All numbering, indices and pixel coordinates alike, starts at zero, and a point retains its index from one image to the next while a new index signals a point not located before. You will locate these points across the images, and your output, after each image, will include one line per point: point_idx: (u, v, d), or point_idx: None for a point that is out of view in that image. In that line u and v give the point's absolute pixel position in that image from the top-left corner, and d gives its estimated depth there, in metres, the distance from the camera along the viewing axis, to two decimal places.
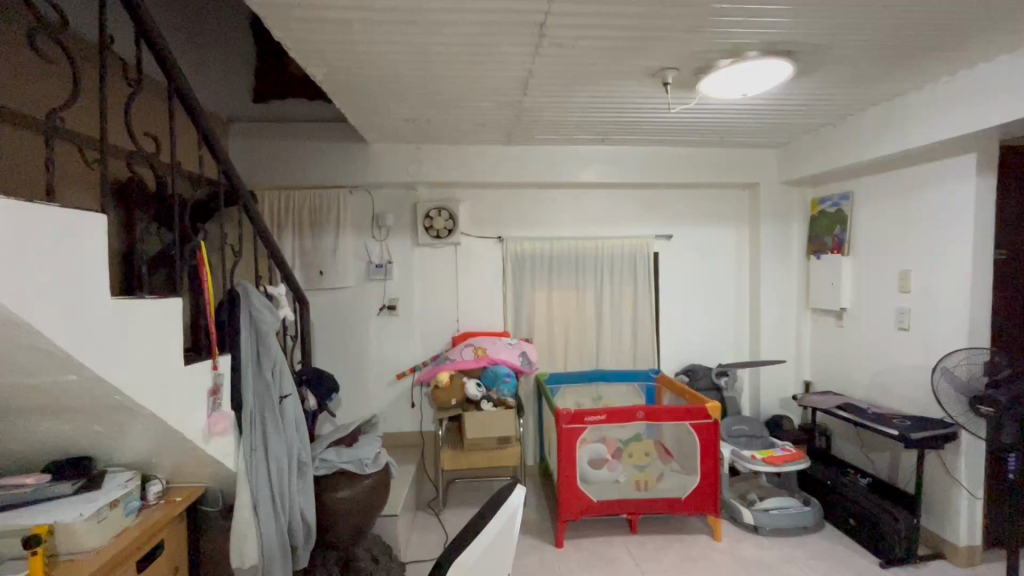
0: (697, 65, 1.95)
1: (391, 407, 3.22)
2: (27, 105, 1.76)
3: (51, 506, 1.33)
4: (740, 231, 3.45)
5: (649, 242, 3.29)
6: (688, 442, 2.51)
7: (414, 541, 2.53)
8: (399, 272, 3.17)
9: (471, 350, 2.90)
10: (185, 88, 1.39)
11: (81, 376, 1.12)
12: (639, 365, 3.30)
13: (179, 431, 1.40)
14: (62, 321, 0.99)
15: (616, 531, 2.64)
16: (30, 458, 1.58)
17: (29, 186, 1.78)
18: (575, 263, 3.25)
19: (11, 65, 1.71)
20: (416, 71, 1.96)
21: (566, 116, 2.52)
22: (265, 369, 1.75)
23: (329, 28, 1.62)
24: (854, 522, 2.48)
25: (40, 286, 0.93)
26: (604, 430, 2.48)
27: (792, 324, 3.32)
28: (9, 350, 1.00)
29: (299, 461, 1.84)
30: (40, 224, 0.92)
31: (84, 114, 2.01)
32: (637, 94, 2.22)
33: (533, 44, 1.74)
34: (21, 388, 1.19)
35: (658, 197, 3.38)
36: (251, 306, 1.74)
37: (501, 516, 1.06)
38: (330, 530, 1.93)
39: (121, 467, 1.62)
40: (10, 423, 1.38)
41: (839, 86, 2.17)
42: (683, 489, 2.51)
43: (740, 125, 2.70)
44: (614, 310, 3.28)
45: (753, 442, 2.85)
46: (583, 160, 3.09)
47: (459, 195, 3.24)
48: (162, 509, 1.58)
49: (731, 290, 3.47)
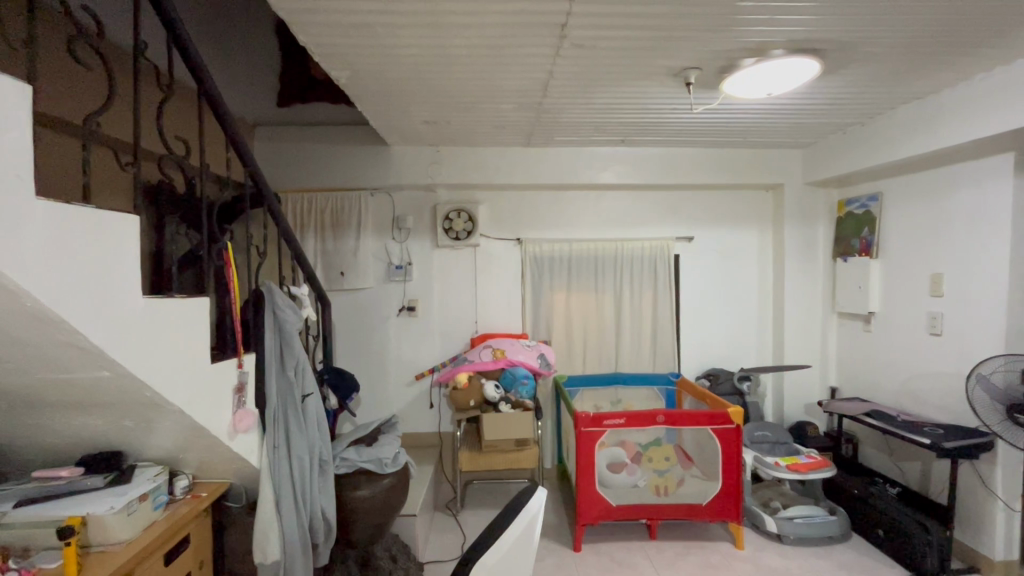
0: (720, 65, 1.92)
1: (410, 407, 3.24)
2: (64, 109, 1.82)
3: (83, 499, 1.38)
4: (764, 233, 3.39)
5: (670, 243, 3.25)
6: (710, 447, 2.47)
7: (431, 541, 2.54)
8: (419, 273, 3.20)
9: (490, 350, 2.91)
10: (214, 92, 1.42)
11: (113, 373, 1.15)
12: (659, 368, 3.26)
13: (205, 428, 1.44)
14: (96, 320, 1.02)
15: (634, 536, 2.61)
16: (63, 451, 1.63)
17: (65, 187, 1.84)
18: (594, 263, 3.24)
19: (52, 72, 1.78)
20: (438, 74, 1.97)
21: (586, 117, 2.51)
22: (288, 367, 1.78)
23: (352, 32, 1.64)
24: (883, 533, 2.40)
25: (76, 286, 0.97)
26: (623, 434, 2.46)
27: (816, 328, 3.25)
28: (45, 345, 1.04)
29: (320, 460, 1.86)
30: (76, 222, 0.96)
31: (118, 118, 2.07)
32: (658, 94, 2.20)
33: (554, 45, 1.74)
34: (55, 384, 1.23)
35: (680, 198, 3.34)
36: (275, 306, 1.77)
37: (523, 517, 1.05)
38: (350, 529, 1.94)
39: (148, 462, 1.66)
40: (45, 417, 1.43)
41: (868, 83, 2.11)
42: (704, 495, 2.47)
43: (763, 126, 2.66)
44: (633, 312, 3.25)
45: (776, 449, 2.79)
46: (602, 160, 3.07)
47: (478, 196, 3.25)
48: (188, 504, 1.61)
49: (754, 293, 3.40)
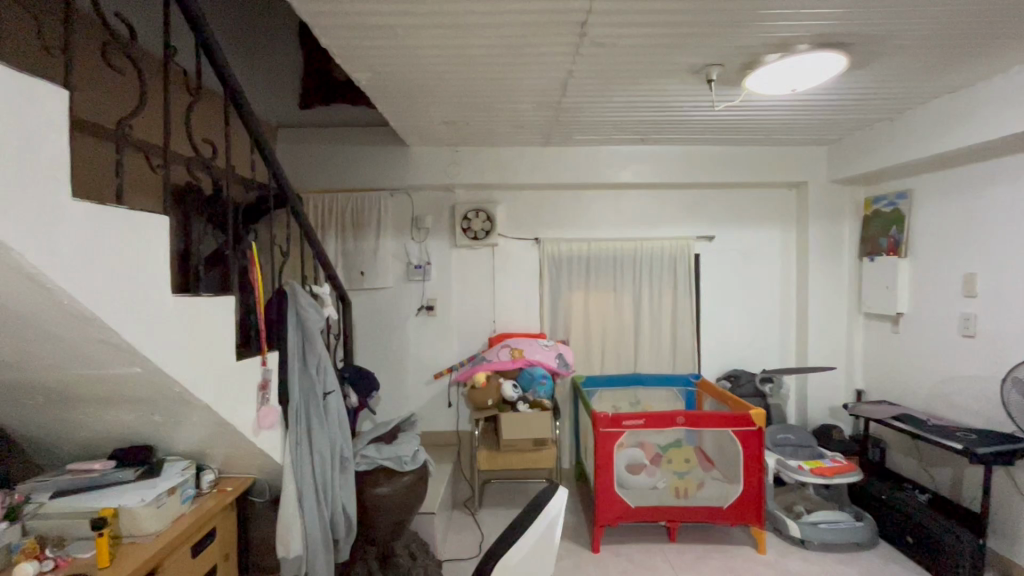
0: (742, 61, 1.89)
1: (429, 406, 3.26)
2: (98, 113, 1.88)
3: (115, 492, 1.42)
4: (787, 232, 3.33)
5: (690, 243, 3.21)
6: (731, 450, 2.44)
7: (450, 539, 2.56)
8: (437, 273, 3.22)
9: (507, 350, 2.92)
10: (240, 95, 1.45)
11: (144, 369, 1.19)
12: (679, 369, 3.23)
13: (231, 424, 1.47)
14: (128, 317, 1.05)
15: (654, 538, 2.58)
16: (96, 446, 1.68)
17: (99, 189, 1.89)
18: (613, 263, 3.21)
19: (88, 78, 1.85)
20: (457, 74, 1.98)
21: (605, 116, 2.49)
22: (310, 365, 1.81)
23: (374, 34, 1.66)
24: (912, 540, 2.34)
25: (109, 284, 0.99)
26: (642, 435, 2.47)
27: (842, 329, 3.18)
28: (80, 341, 1.08)
29: (341, 457, 1.88)
30: (110, 223, 0.99)
31: (149, 122, 2.13)
32: (679, 92, 2.17)
33: (573, 43, 1.74)
34: (89, 379, 1.27)
35: (700, 197, 3.30)
36: (298, 305, 1.80)
37: (542, 520, 1.04)
38: (370, 525, 1.96)
39: (176, 456, 1.70)
40: (80, 412, 1.48)
41: (898, 78, 2.06)
42: (726, 498, 2.43)
43: (787, 122, 2.60)
44: (652, 312, 3.22)
45: (799, 452, 2.74)
46: (621, 159, 3.05)
47: (497, 196, 3.26)
48: (214, 497, 1.65)
49: (777, 293, 3.34)
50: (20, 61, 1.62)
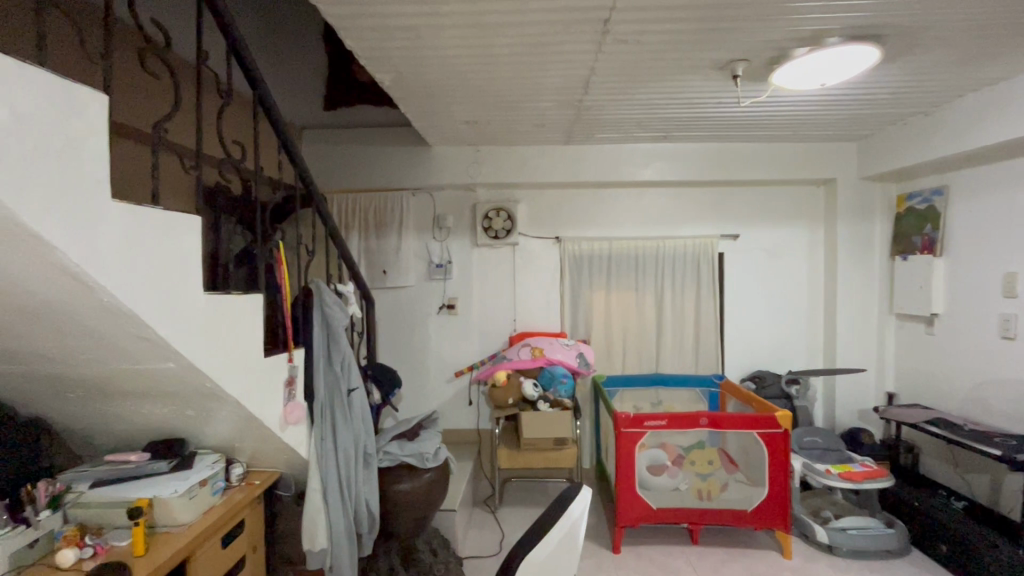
0: (770, 56, 1.85)
1: (450, 403, 3.28)
2: (135, 117, 1.95)
3: (150, 482, 1.47)
4: (814, 231, 3.25)
5: (714, 242, 3.16)
6: (755, 453, 2.39)
7: (471, 536, 2.57)
8: (459, 272, 3.24)
9: (528, 349, 2.92)
10: (268, 98, 1.48)
11: (178, 364, 1.22)
12: (702, 369, 3.18)
13: (259, 419, 1.51)
14: (164, 314, 1.09)
15: (676, 540, 2.55)
16: (132, 438, 1.74)
17: (137, 190, 1.96)
18: (635, 262, 3.19)
19: (127, 82, 1.92)
20: (480, 74, 1.99)
21: (628, 113, 2.47)
22: (335, 362, 1.84)
23: (398, 35, 1.67)
24: (947, 548, 2.26)
25: (146, 282, 1.03)
26: (663, 437, 2.41)
27: (872, 330, 3.09)
28: (119, 337, 1.12)
29: (364, 452, 1.91)
30: (144, 222, 1.02)
31: (183, 124, 2.19)
32: (704, 88, 2.14)
33: (596, 41, 1.73)
34: (125, 373, 1.31)
35: (725, 195, 3.24)
36: (323, 303, 1.83)
37: (564, 521, 1.03)
38: (392, 521, 1.99)
39: (207, 449, 1.74)
40: (118, 405, 1.53)
41: (934, 70, 1.98)
42: (750, 501, 2.39)
43: (816, 118, 2.54)
44: (675, 312, 3.18)
45: (827, 456, 2.67)
46: (643, 157, 3.02)
47: (518, 195, 3.26)
48: (243, 490, 1.69)
49: (804, 293, 3.26)
50: (64, 67, 1.69)
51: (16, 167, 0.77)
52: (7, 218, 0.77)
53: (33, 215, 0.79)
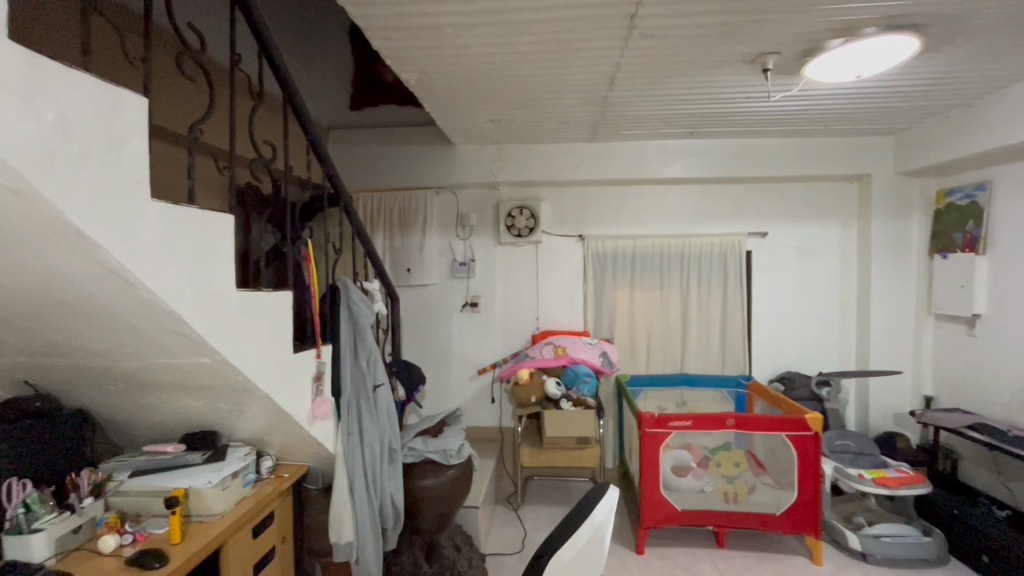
0: (802, 48, 1.80)
1: (473, 401, 3.30)
2: (173, 120, 2.01)
3: (185, 474, 1.52)
4: (847, 228, 3.15)
5: (742, 240, 3.10)
6: (784, 455, 2.33)
7: (493, 533, 2.58)
8: (482, 270, 3.25)
9: (551, 348, 2.91)
10: (298, 99, 1.51)
11: (212, 359, 1.26)
12: (728, 370, 3.12)
13: (288, 414, 1.54)
14: (199, 310, 1.12)
15: (701, 543, 2.51)
16: (168, 430, 1.79)
17: (174, 190, 2.03)
18: (660, 260, 3.14)
19: (165, 85, 1.98)
20: (504, 71, 1.99)
21: (653, 109, 2.43)
22: (361, 359, 1.87)
23: (424, 34, 1.69)
24: (988, 559, 2.16)
25: (182, 279, 1.06)
26: (688, 437, 2.37)
27: (908, 330, 2.99)
28: (157, 332, 1.16)
29: (390, 448, 1.94)
30: (182, 220, 1.05)
31: (217, 125, 2.26)
32: (733, 83, 2.10)
33: (622, 37, 1.71)
34: (163, 367, 1.36)
35: (753, 192, 3.17)
36: (349, 301, 1.86)
37: (588, 528, 1.01)
38: (417, 516, 2.02)
39: (239, 442, 1.79)
40: (155, 397, 1.59)
41: (977, 60, 1.90)
42: (778, 505, 2.34)
43: (849, 112, 2.46)
44: (701, 311, 3.13)
45: (859, 460, 2.60)
46: (668, 154, 2.97)
47: (541, 193, 3.25)
48: (273, 482, 1.73)
49: (836, 292, 3.17)
50: (106, 72, 1.75)
51: (66, 170, 0.80)
52: (57, 217, 0.81)
53: (80, 216, 0.82)
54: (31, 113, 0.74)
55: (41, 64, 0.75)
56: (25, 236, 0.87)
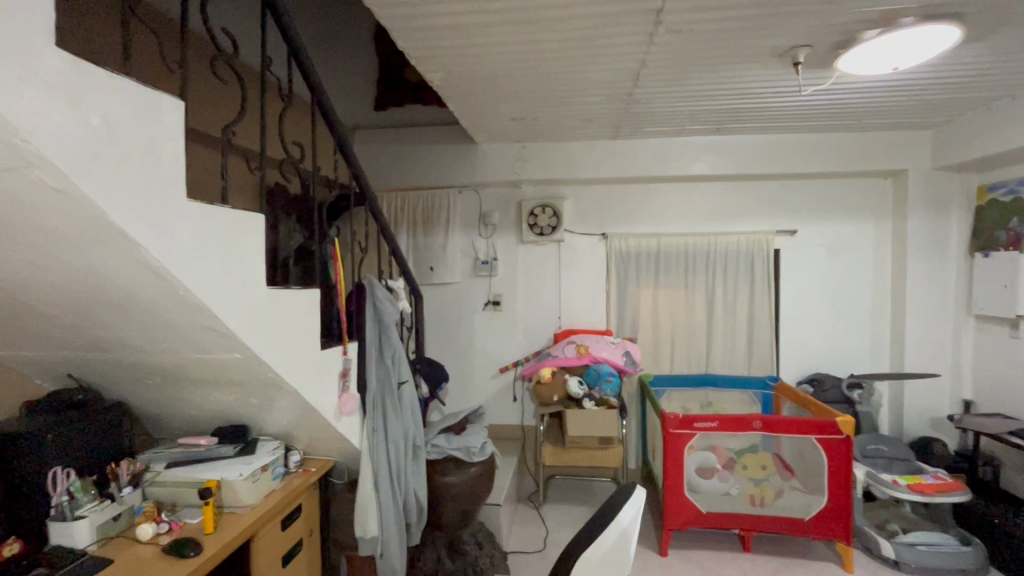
0: (835, 40, 1.75)
1: (495, 399, 3.31)
2: (206, 121, 2.07)
3: (216, 466, 1.57)
4: (881, 225, 3.05)
5: (770, 238, 3.03)
6: (813, 459, 2.28)
7: (515, 531, 2.59)
8: (504, 268, 3.26)
9: (573, 347, 2.90)
10: (326, 101, 1.53)
11: (243, 355, 1.30)
12: (755, 370, 3.06)
13: (316, 409, 1.58)
14: (231, 307, 1.15)
15: (727, 547, 2.47)
16: (200, 423, 1.85)
17: (207, 189, 2.08)
18: (685, 259, 3.10)
19: (200, 87, 2.04)
20: (527, 70, 1.98)
21: (679, 106, 2.40)
22: (386, 356, 1.89)
23: (448, 34, 1.69)
24: None
25: (216, 277, 1.09)
26: (713, 439, 2.33)
27: (946, 332, 2.88)
28: (192, 328, 1.20)
29: (414, 444, 1.96)
30: (215, 220, 1.08)
31: (249, 127, 2.32)
32: (761, 77, 2.05)
33: (648, 32, 1.69)
34: (197, 362, 1.40)
35: (782, 188, 3.09)
36: (375, 299, 1.88)
37: (614, 528, 1.00)
38: (440, 512, 2.03)
39: (268, 436, 1.83)
40: (189, 391, 1.64)
41: (1023, 49, 1.81)
42: (807, 509, 2.28)
43: (884, 105, 2.38)
44: (727, 310, 3.07)
45: (893, 466, 2.52)
46: (693, 151, 2.93)
47: (564, 191, 3.23)
48: (300, 476, 1.77)
49: (869, 292, 3.07)
50: (145, 77, 1.82)
51: (110, 173, 0.83)
52: (100, 217, 0.84)
53: (122, 216, 0.86)
54: (78, 118, 0.77)
55: (86, 69, 0.78)
56: (70, 235, 0.91)
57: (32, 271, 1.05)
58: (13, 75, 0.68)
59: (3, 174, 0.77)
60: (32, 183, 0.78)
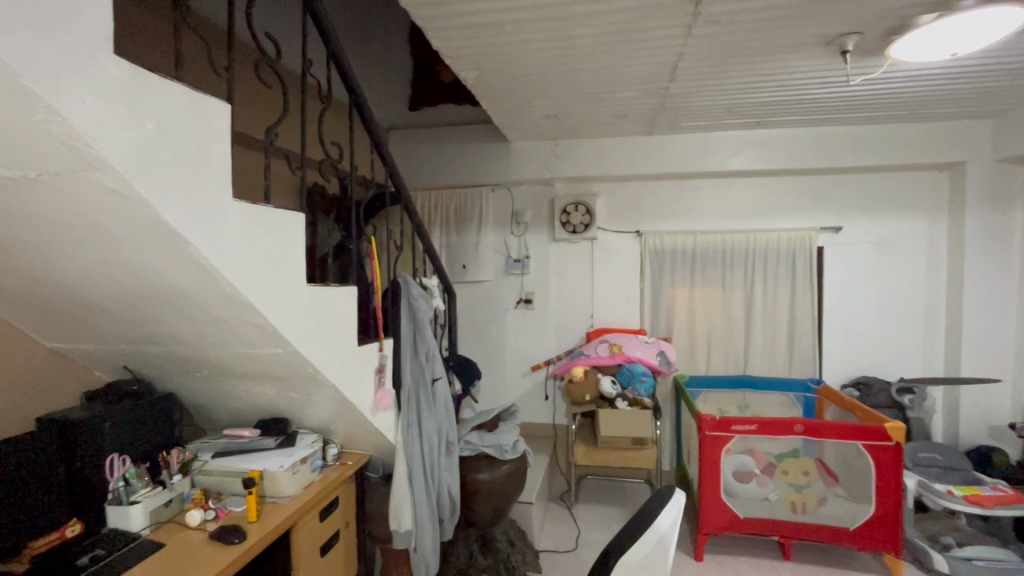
0: (888, 26, 1.66)
1: (526, 397, 3.31)
2: (250, 124, 2.14)
3: (259, 457, 1.62)
4: (935, 221, 2.89)
5: (812, 235, 2.92)
6: (859, 466, 2.18)
7: (547, 530, 2.58)
8: (536, 267, 3.25)
9: (606, 346, 2.87)
10: (363, 102, 1.56)
11: (284, 350, 1.34)
12: (796, 372, 2.95)
13: (354, 404, 1.61)
14: (273, 303, 1.19)
15: (765, 554, 2.40)
16: (243, 416, 1.92)
17: (251, 190, 2.15)
18: (722, 257, 3.02)
19: (244, 91, 2.11)
20: (561, 66, 1.97)
21: (717, 99, 2.33)
22: (420, 352, 1.91)
23: (483, 33, 1.70)
24: None
25: (259, 274, 1.13)
26: (752, 442, 2.26)
27: (1008, 335, 2.71)
28: (237, 324, 1.24)
29: (447, 440, 1.98)
30: (259, 219, 1.12)
31: (290, 129, 2.39)
32: (806, 67, 1.97)
33: (686, 24, 1.64)
34: (242, 357, 1.45)
35: (827, 183, 2.96)
36: (410, 296, 1.91)
37: (651, 534, 0.98)
38: (473, 509, 2.05)
39: (307, 430, 1.89)
40: (233, 384, 1.70)
41: None
42: (853, 518, 2.19)
43: (940, 94, 2.25)
44: (767, 310, 2.97)
45: (948, 476, 2.39)
46: (732, 145, 2.84)
47: (598, 189, 3.19)
48: (338, 469, 1.82)
49: (921, 292, 2.91)
50: (194, 82, 1.89)
51: (162, 174, 0.86)
52: (155, 218, 0.88)
53: (174, 215, 0.89)
54: (134, 122, 0.81)
55: (141, 75, 0.81)
56: (125, 235, 0.96)
57: (93, 268, 1.11)
58: (78, 83, 0.72)
59: (67, 176, 0.82)
60: (93, 184, 0.82)
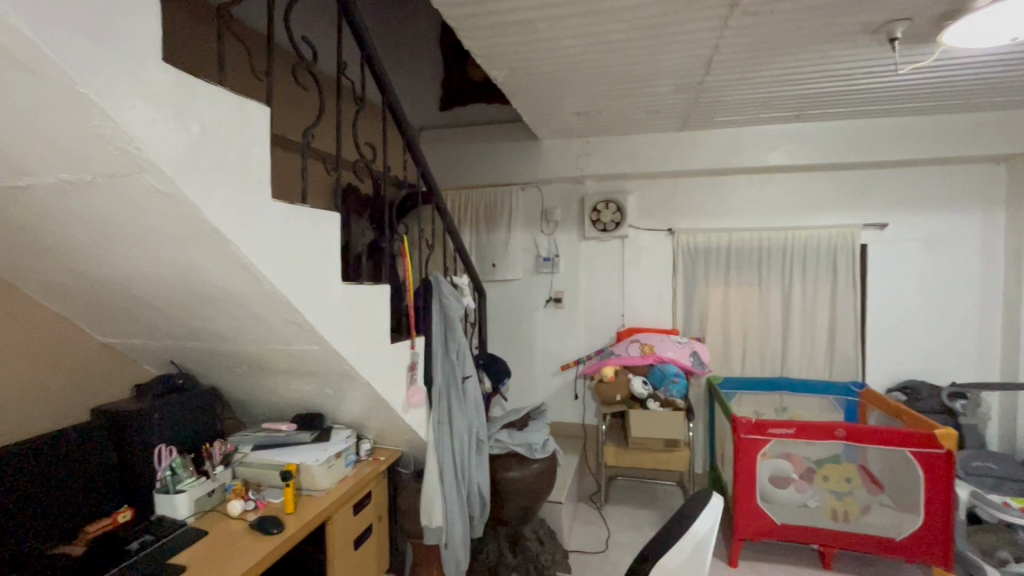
0: (940, 11, 1.57)
1: (555, 396, 3.30)
2: (288, 127, 2.20)
3: (296, 451, 1.67)
4: (991, 217, 2.72)
5: (856, 232, 2.79)
6: (907, 474, 2.08)
7: (576, 530, 2.57)
8: (566, 265, 3.23)
9: (637, 346, 2.83)
10: (395, 103, 1.58)
11: (320, 347, 1.37)
12: (837, 375, 2.84)
13: (386, 400, 1.64)
14: (310, 301, 1.22)
15: (804, 562, 2.32)
16: (281, 411, 1.98)
17: (288, 191, 2.22)
18: (758, 255, 2.93)
19: (282, 94, 2.17)
20: (593, 62, 1.95)
21: (754, 93, 2.26)
22: (451, 350, 1.93)
23: (514, 30, 1.69)
24: None
25: (296, 273, 1.16)
26: (789, 446, 2.18)
27: None
28: (275, 321, 1.28)
29: (477, 438, 1.99)
30: (296, 219, 1.14)
31: (325, 131, 2.45)
32: (850, 57, 1.89)
33: (721, 16, 1.60)
34: (280, 353, 1.50)
35: (871, 178, 2.83)
36: (441, 295, 1.92)
37: (688, 538, 0.96)
38: (502, 507, 2.06)
39: (342, 425, 1.93)
40: (272, 380, 1.75)
41: None
42: (899, 528, 2.10)
43: (998, 81, 2.12)
44: (806, 309, 2.87)
45: (1004, 487, 2.25)
46: (770, 140, 2.75)
47: (629, 186, 3.15)
48: (371, 464, 1.85)
49: (975, 291, 2.75)
50: (235, 86, 1.96)
51: (205, 175, 0.90)
52: (199, 218, 0.91)
53: (217, 215, 0.93)
54: (178, 125, 0.84)
55: (183, 78, 0.84)
56: (172, 235, 1.00)
57: (142, 267, 1.16)
58: (128, 89, 0.75)
59: (118, 178, 0.85)
60: (143, 187, 0.86)
